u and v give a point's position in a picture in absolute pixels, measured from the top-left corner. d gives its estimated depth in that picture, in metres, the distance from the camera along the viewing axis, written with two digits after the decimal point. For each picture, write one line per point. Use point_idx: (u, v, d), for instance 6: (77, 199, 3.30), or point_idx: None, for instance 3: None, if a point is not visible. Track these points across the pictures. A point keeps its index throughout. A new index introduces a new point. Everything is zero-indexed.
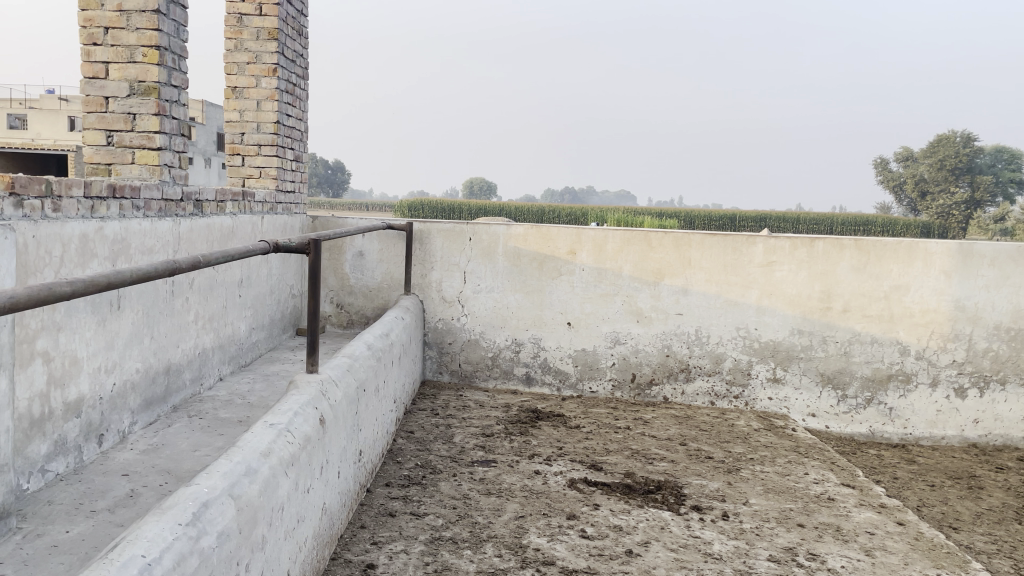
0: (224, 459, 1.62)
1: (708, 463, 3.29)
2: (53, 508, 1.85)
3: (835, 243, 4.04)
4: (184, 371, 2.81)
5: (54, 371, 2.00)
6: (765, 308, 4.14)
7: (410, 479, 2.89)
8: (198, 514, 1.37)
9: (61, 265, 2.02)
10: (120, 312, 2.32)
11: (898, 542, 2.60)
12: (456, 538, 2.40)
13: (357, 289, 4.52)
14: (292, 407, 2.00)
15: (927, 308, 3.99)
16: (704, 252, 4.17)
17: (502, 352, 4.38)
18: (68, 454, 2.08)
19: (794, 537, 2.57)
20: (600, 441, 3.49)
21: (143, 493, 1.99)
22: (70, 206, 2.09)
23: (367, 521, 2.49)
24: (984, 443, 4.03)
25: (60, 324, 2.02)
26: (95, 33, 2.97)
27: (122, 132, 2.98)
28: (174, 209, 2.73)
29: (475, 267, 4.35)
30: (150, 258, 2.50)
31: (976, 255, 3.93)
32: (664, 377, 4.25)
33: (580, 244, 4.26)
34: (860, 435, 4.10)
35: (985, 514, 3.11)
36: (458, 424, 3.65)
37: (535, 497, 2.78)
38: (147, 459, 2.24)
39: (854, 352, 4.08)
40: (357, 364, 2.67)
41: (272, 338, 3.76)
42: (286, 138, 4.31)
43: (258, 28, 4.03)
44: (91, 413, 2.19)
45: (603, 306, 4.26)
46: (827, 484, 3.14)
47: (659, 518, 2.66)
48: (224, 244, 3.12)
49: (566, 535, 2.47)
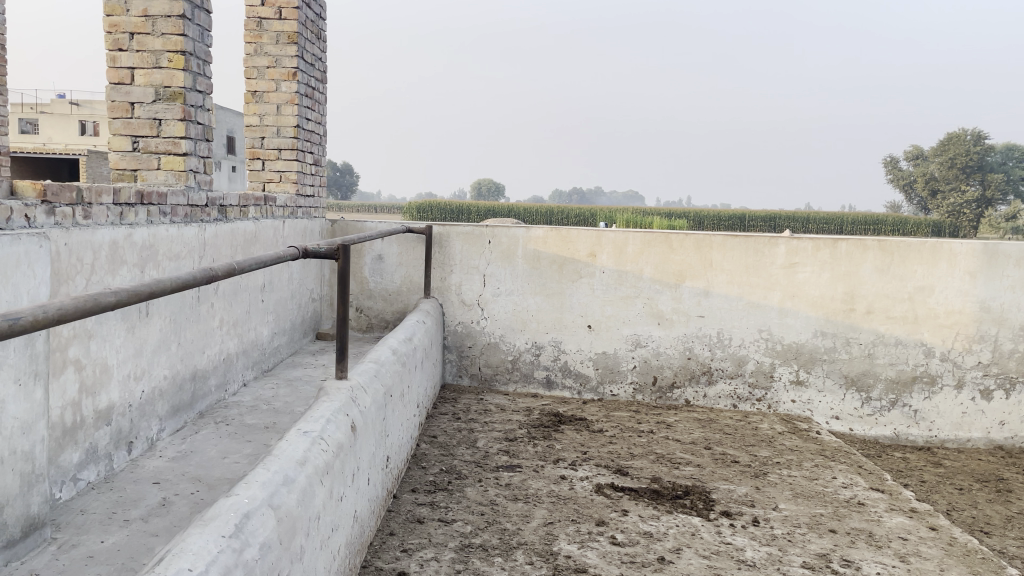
0: (261, 469, 1.60)
1: (735, 467, 3.26)
2: (87, 518, 1.84)
3: (858, 243, 4.00)
4: (210, 377, 2.80)
5: (86, 379, 2.00)
6: (788, 310, 4.10)
7: (436, 485, 2.87)
8: (241, 525, 1.35)
9: (92, 273, 2.01)
10: (148, 318, 2.31)
11: (932, 547, 2.56)
12: (486, 545, 2.38)
13: (376, 292, 4.51)
14: (325, 414, 1.98)
15: (951, 309, 3.95)
16: (725, 254, 4.14)
17: (522, 355, 4.36)
18: (99, 462, 2.08)
19: (827, 543, 2.54)
20: (625, 445, 3.47)
21: (175, 502, 1.97)
22: (100, 214, 2.08)
23: (396, 528, 2.47)
24: (1011, 445, 3.98)
25: (91, 332, 2.01)
26: (121, 39, 2.97)
27: (147, 138, 2.98)
28: (199, 215, 2.73)
29: (494, 270, 4.33)
30: (177, 264, 2.49)
31: (1001, 255, 3.88)
32: (686, 380, 4.22)
33: (600, 246, 4.23)
34: (884, 438, 4.06)
35: (1016, 518, 3.07)
36: (480, 428, 3.63)
37: (562, 502, 2.76)
38: (176, 466, 2.22)
39: (879, 354, 4.04)
40: (383, 370, 2.65)
41: (293, 343, 3.75)
42: (305, 142, 4.31)
43: (278, 32, 4.03)
44: (121, 420, 2.18)
45: (623, 308, 4.24)
46: (856, 488, 3.11)
47: (689, 524, 2.63)
48: (247, 249, 3.11)
49: (596, 542, 2.45)
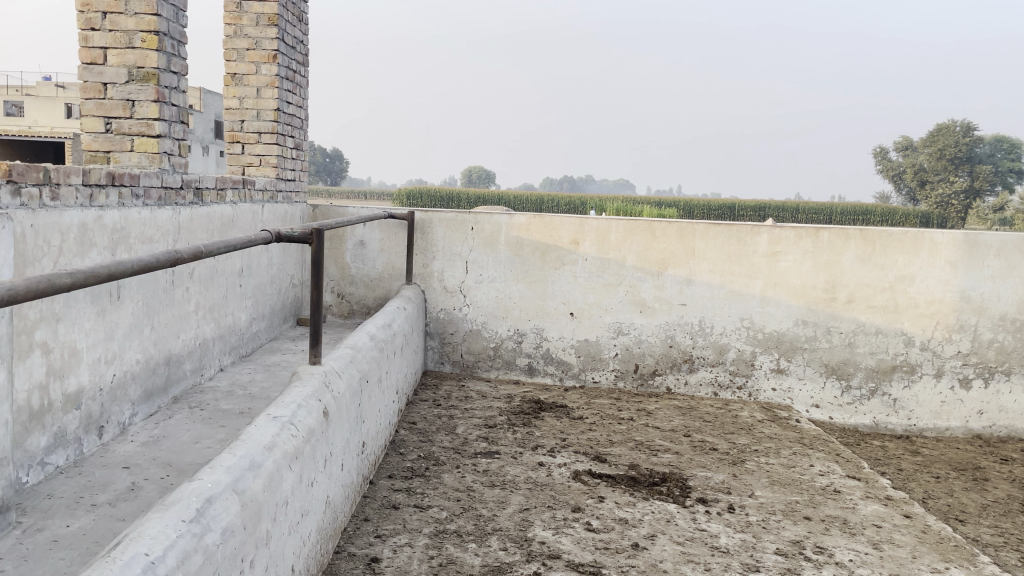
0: (227, 453, 1.59)
1: (713, 455, 3.27)
2: (53, 502, 1.83)
3: (840, 232, 4.00)
4: (185, 362, 2.77)
5: (54, 363, 1.97)
6: (769, 299, 4.11)
7: (413, 471, 2.86)
8: (202, 510, 1.34)
9: (59, 255, 1.99)
10: (119, 302, 2.29)
11: (905, 535, 2.58)
12: (461, 531, 2.38)
13: (358, 278, 4.48)
14: (296, 399, 1.97)
15: (932, 299, 3.96)
16: (707, 243, 4.14)
17: (504, 343, 4.35)
18: (68, 446, 2.06)
19: (801, 530, 2.55)
20: (604, 432, 3.47)
21: (144, 487, 1.96)
22: (69, 195, 2.05)
23: (370, 514, 2.46)
24: (989, 434, 4.01)
25: (60, 315, 1.99)
26: (93, 18, 2.93)
27: (120, 120, 2.94)
28: (174, 198, 2.70)
29: (477, 256, 4.32)
30: (149, 248, 2.47)
31: (982, 245, 3.90)
32: (667, 367, 4.22)
33: (584, 234, 4.22)
34: (863, 426, 4.08)
35: (991, 506, 3.09)
36: (460, 415, 3.63)
37: (539, 489, 2.76)
38: (148, 451, 2.21)
39: (859, 343, 4.05)
40: (360, 355, 2.64)
41: (273, 328, 3.73)
42: (286, 126, 4.27)
43: (257, 14, 3.98)
44: (91, 404, 2.16)
45: (606, 296, 4.23)
46: (832, 476, 3.12)
47: (665, 510, 2.64)
48: (223, 233, 3.09)
49: (572, 528, 2.45)
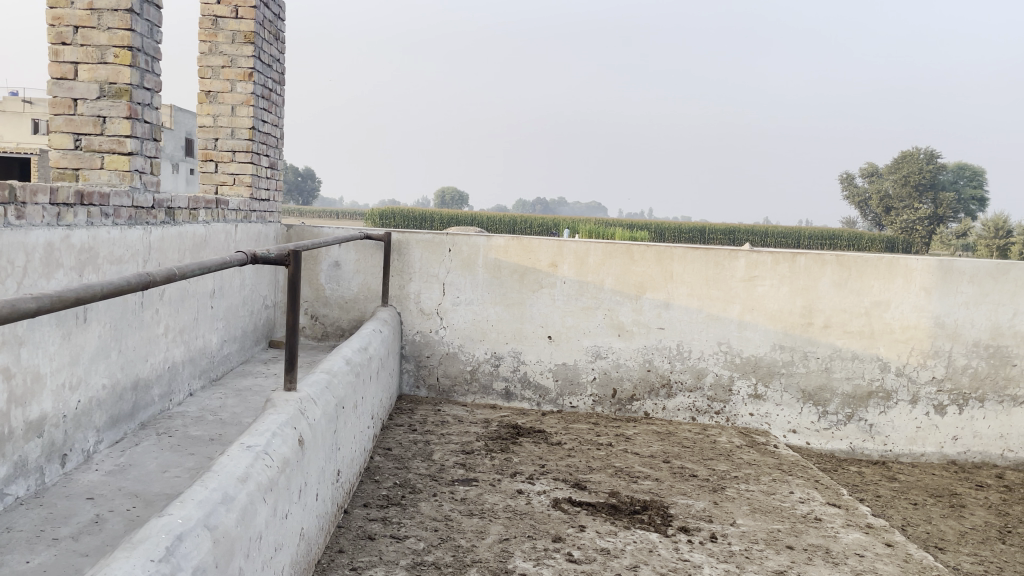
0: (198, 486, 1.52)
1: (693, 481, 3.23)
2: (12, 536, 1.74)
3: (816, 258, 4.02)
4: (153, 386, 2.68)
5: (16, 388, 1.89)
6: (747, 324, 4.10)
7: (389, 500, 2.79)
8: (172, 548, 1.26)
9: (24, 276, 1.91)
10: (86, 325, 2.20)
11: (888, 564, 2.56)
12: (439, 563, 2.31)
13: (332, 300, 4.41)
14: (270, 428, 1.90)
15: (907, 325, 3.98)
16: (686, 267, 4.13)
17: (481, 366, 4.30)
18: (29, 476, 1.97)
19: (784, 560, 2.52)
20: (583, 458, 3.42)
21: (110, 519, 1.87)
22: (35, 213, 1.97)
23: (345, 545, 2.38)
24: (963, 460, 4.02)
25: (23, 338, 1.91)
26: (64, 33, 2.86)
27: (91, 136, 2.86)
28: (145, 217, 2.62)
29: (454, 278, 4.27)
30: (118, 268, 2.39)
31: (955, 272, 3.93)
32: (645, 392, 4.20)
33: (561, 257, 4.19)
34: (840, 452, 4.07)
35: (969, 533, 3.08)
36: (437, 440, 3.55)
37: (519, 518, 2.70)
38: (113, 481, 2.12)
39: (836, 368, 4.06)
40: (336, 380, 2.57)
41: (244, 350, 3.64)
42: (261, 144, 4.21)
43: (234, 31, 3.93)
44: (54, 432, 2.07)
45: (584, 319, 4.20)
46: (812, 503, 3.09)
47: (647, 540, 2.59)
48: (195, 254, 3.01)
49: (553, 559, 2.39)
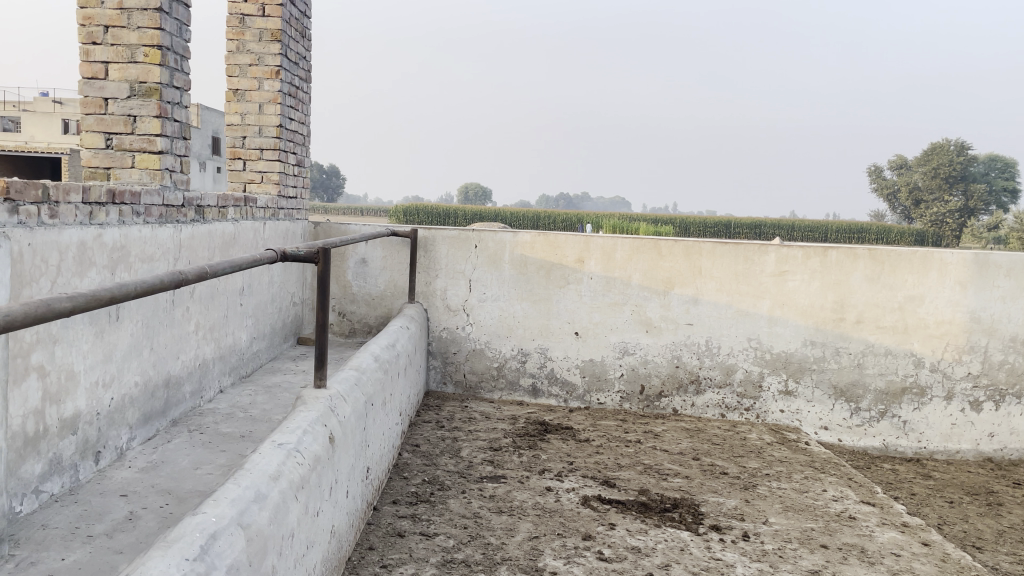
0: (231, 484, 1.52)
1: (724, 479, 3.19)
2: (48, 533, 1.75)
3: (849, 252, 3.95)
4: (184, 383, 2.70)
5: (50, 387, 1.90)
6: (777, 319, 4.05)
7: (417, 497, 2.78)
8: (206, 547, 1.26)
9: (58, 275, 1.93)
10: (118, 323, 2.22)
11: (926, 564, 2.51)
12: (469, 560, 2.30)
13: (359, 297, 4.42)
14: (301, 425, 1.90)
15: (942, 320, 3.90)
16: (714, 262, 4.08)
17: (508, 362, 4.28)
18: (63, 474, 1.98)
19: (818, 559, 2.48)
20: (612, 455, 3.40)
21: (143, 516, 1.88)
22: (67, 213, 1.99)
23: (375, 542, 2.38)
24: (1000, 458, 3.94)
25: (57, 337, 1.92)
26: (95, 32, 2.89)
27: (121, 135, 2.88)
28: (175, 215, 2.64)
29: (481, 275, 4.26)
30: (149, 267, 2.41)
31: (992, 265, 3.84)
32: (674, 389, 4.16)
33: (588, 252, 4.16)
34: (873, 449, 4.01)
35: (1008, 533, 3.01)
36: (464, 437, 3.54)
37: (549, 515, 2.68)
38: (146, 478, 2.13)
39: (868, 364, 3.99)
40: (365, 377, 2.57)
41: (273, 347, 3.65)
42: (288, 142, 4.23)
43: (261, 29, 3.95)
44: (88, 429, 2.09)
45: (611, 315, 4.17)
46: (846, 502, 3.04)
47: (678, 538, 2.56)
48: (224, 252, 3.03)
49: (583, 557, 2.38)
